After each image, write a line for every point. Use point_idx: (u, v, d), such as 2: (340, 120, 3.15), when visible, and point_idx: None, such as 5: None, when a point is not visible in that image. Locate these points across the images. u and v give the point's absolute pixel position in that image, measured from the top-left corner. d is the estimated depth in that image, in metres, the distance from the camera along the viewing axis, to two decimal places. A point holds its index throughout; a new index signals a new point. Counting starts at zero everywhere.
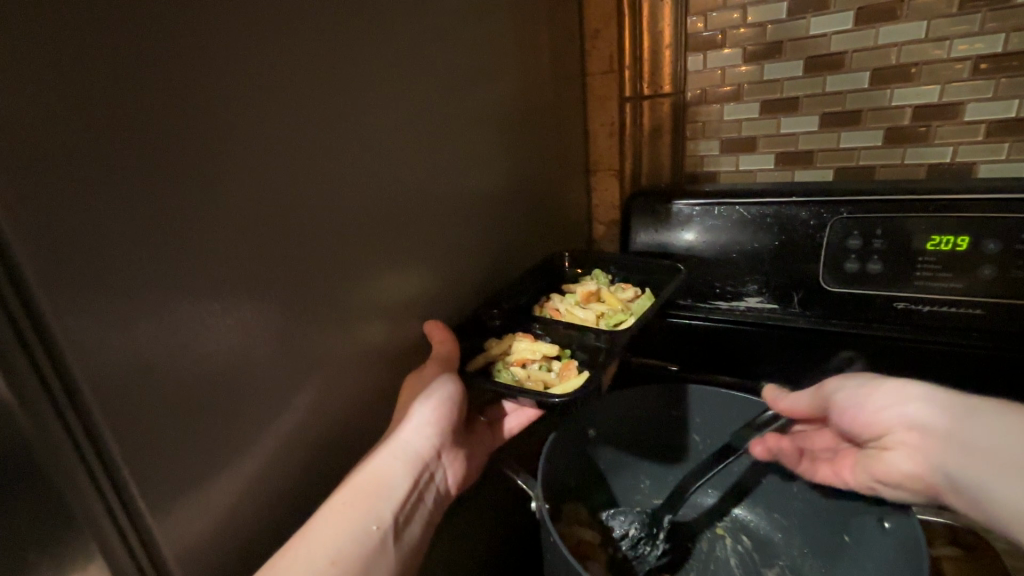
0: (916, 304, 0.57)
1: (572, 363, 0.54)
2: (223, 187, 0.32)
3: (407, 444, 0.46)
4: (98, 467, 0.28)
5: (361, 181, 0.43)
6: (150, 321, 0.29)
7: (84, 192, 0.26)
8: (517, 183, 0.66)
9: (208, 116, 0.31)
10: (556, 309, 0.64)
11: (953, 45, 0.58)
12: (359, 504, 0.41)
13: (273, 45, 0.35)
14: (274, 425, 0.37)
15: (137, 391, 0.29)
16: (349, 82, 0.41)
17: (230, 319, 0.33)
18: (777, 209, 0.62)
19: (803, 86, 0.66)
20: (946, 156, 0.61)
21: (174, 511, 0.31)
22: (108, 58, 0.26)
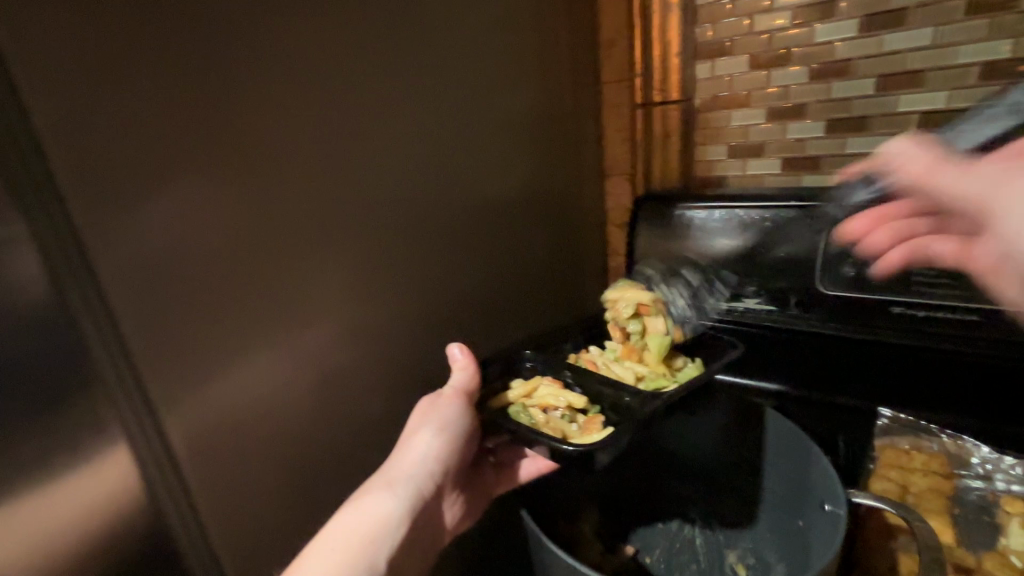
0: (914, 309, 0.57)
1: (596, 420, 0.53)
2: (240, 189, 0.41)
3: (407, 478, 0.49)
4: (137, 396, 0.37)
5: (366, 186, 0.50)
6: (178, 289, 0.38)
7: (132, 191, 0.36)
8: (524, 185, 0.70)
9: (229, 133, 0.40)
10: (591, 360, 0.61)
11: (960, 51, 0.58)
12: (346, 550, 0.43)
13: (287, 77, 0.43)
14: (284, 387, 0.45)
15: (167, 341, 0.38)
16: (355, 102, 0.48)
17: (232, 286, 0.41)
18: (777, 213, 0.64)
19: (809, 92, 0.67)
20: None
21: (178, 425, 0.39)
22: (151, 94, 0.36)
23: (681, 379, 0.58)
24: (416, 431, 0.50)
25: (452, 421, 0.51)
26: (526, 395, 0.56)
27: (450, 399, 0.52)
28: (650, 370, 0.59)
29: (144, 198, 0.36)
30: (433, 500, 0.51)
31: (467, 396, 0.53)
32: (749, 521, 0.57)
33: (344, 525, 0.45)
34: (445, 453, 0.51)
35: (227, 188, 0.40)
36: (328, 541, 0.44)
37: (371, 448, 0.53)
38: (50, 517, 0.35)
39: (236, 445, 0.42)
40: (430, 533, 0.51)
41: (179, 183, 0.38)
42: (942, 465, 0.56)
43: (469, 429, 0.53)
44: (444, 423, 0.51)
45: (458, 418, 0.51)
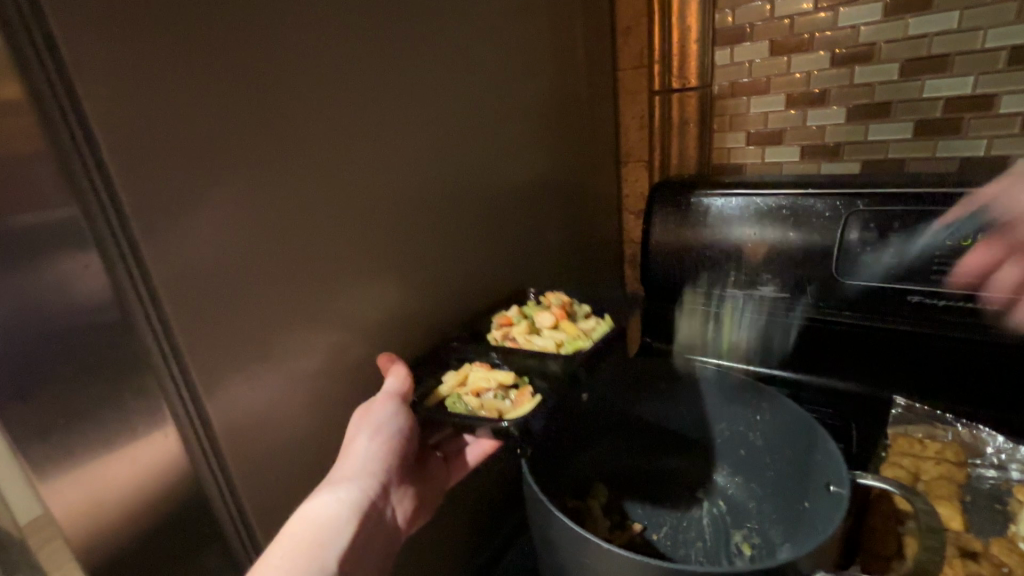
0: (932, 298, 0.57)
1: (529, 390, 0.51)
2: (272, 177, 0.41)
3: (349, 484, 0.46)
4: (180, 389, 0.37)
5: (388, 173, 0.51)
6: (219, 277, 0.38)
7: (176, 181, 0.35)
8: (539, 171, 0.71)
9: (264, 122, 0.40)
10: (513, 340, 0.58)
11: (988, 34, 0.56)
12: (296, 560, 0.39)
13: (316, 64, 0.44)
14: (311, 369, 0.46)
15: (208, 330, 0.38)
16: (379, 90, 0.49)
17: (267, 268, 0.42)
18: (794, 200, 0.64)
19: (831, 78, 0.66)
20: (981, 149, 0.60)
21: (220, 407, 0.39)
22: (190, 81, 0.36)
23: (597, 338, 0.57)
24: (352, 437, 0.47)
25: (389, 423, 0.48)
26: (453, 384, 0.53)
27: (382, 399, 0.48)
28: (568, 334, 0.58)
29: (189, 189, 0.36)
30: (381, 506, 0.47)
31: (402, 396, 0.49)
32: (758, 503, 0.53)
33: (291, 534, 0.41)
34: (389, 454, 0.48)
35: (262, 176, 0.41)
36: (273, 553, 0.40)
37: None
38: (98, 508, 0.35)
39: (269, 425, 0.43)
40: (383, 537, 0.47)
41: (220, 172, 0.38)
42: (955, 455, 0.55)
43: (410, 429, 0.49)
44: (379, 425, 0.47)
45: (395, 420, 0.48)
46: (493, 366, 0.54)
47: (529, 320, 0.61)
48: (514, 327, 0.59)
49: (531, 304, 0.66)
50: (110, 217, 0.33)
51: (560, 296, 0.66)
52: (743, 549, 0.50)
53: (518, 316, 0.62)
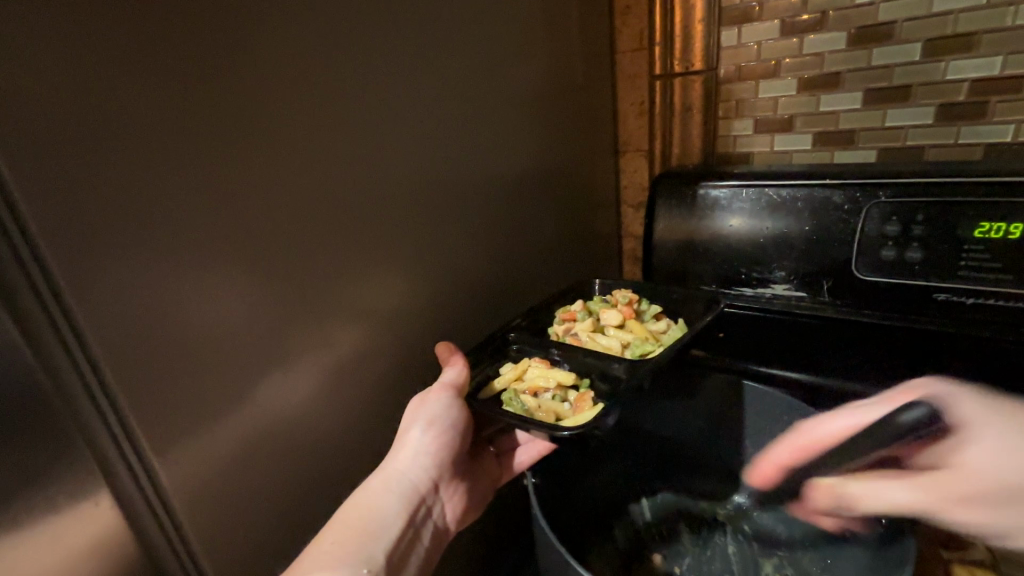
0: (958, 296, 0.53)
1: (589, 394, 0.50)
2: (234, 178, 0.35)
3: (402, 475, 0.46)
4: (125, 434, 0.31)
5: (372, 169, 0.45)
6: (170, 299, 0.32)
7: (114, 187, 0.29)
8: (537, 163, 0.66)
9: (227, 114, 0.34)
10: (575, 336, 0.58)
11: (1021, 10, 0.53)
12: (345, 546, 0.40)
13: (292, 45, 0.38)
14: (287, 396, 0.40)
15: (158, 363, 0.32)
16: (360, 74, 0.43)
17: (232, 282, 0.36)
18: (809, 192, 0.59)
19: (846, 60, 0.63)
20: (1007, 135, 0.57)
21: (176, 453, 0.34)
22: (130, 64, 0.30)
23: (665, 343, 0.56)
24: (407, 430, 0.47)
25: (444, 417, 0.48)
26: (513, 379, 0.53)
27: (436, 391, 0.48)
28: (634, 337, 0.57)
29: (132, 195, 0.30)
30: (431, 498, 0.48)
31: (456, 389, 0.49)
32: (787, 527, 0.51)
33: (344, 521, 0.42)
34: (441, 448, 0.48)
35: (223, 177, 0.35)
36: (325, 537, 0.40)
37: (379, 447, 0.50)
38: None
39: (239, 462, 0.38)
40: (430, 532, 0.48)
41: (172, 176, 0.32)
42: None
43: (463, 424, 0.49)
44: (433, 418, 0.47)
45: (448, 413, 0.48)
46: (553, 365, 0.55)
47: (594, 317, 0.61)
48: (578, 322, 0.60)
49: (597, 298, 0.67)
50: (25, 232, 0.27)
51: (626, 291, 0.66)
52: None
53: (582, 312, 0.62)
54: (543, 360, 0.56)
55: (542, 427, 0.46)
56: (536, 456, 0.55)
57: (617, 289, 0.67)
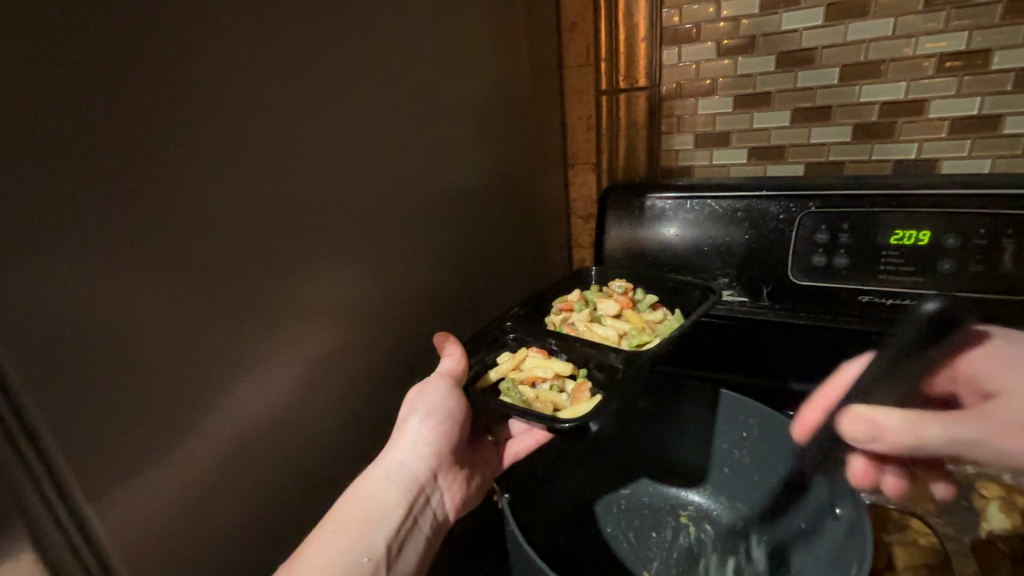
0: (879, 298, 0.58)
1: (586, 385, 0.51)
2: (177, 192, 0.32)
3: (402, 464, 0.46)
4: (52, 485, 0.28)
5: (325, 178, 0.43)
6: (106, 328, 0.29)
7: (39, 204, 0.26)
8: (489, 173, 0.67)
9: (168, 120, 0.32)
10: (572, 325, 0.60)
11: (919, 42, 0.60)
12: (344, 535, 0.40)
13: (238, 47, 0.36)
14: (240, 424, 0.38)
15: (90, 400, 0.29)
16: (312, 80, 0.41)
17: (173, 300, 0.33)
18: (748, 203, 0.63)
19: (776, 81, 0.68)
20: (911, 152, 0.64)
21: (112, 491, 0.30)
22: (58, 62, 0.26)
23: (660, 333, 0.58)
24: (406, 418, 0.47)
25: (442, 406, 0.48)
26: (514, 370, 0.54)
27: (433, 380, 0.48)
28: (631, 326, 0.59)
29: (60, 212, 0.27)
30: (431, 486, 0.48)
31: (455, 377, 0.49)
32: (748, 525, 0.53)
33: (344, 510, 0.42)
34: (441, 437, 0.48)
35: (166, 191, 0.32)
36: (325, 526, 0.40)
37: (336, 470, 0.47)
38: None
39: (186, 496, 0.34)
40: (431, 521, 0.47)
41: (108, 190, 0.29)
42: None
43: (463, 414, 0.49)
44: (431, 408, 0.47)
45: (447, 403, 0.48)
46: (550, 356, 0.56)
47: (591, 308, 0.63)
48: (575, 313, 0.62)
49: (595, 290, 0.69)
50: None
51: (622, 282, 0.69)
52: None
53: (579, 302, 0.64)
54: (541, 349, 0.57)
55: (539, 420, 0.46)
56: (534, 445, 0.54)
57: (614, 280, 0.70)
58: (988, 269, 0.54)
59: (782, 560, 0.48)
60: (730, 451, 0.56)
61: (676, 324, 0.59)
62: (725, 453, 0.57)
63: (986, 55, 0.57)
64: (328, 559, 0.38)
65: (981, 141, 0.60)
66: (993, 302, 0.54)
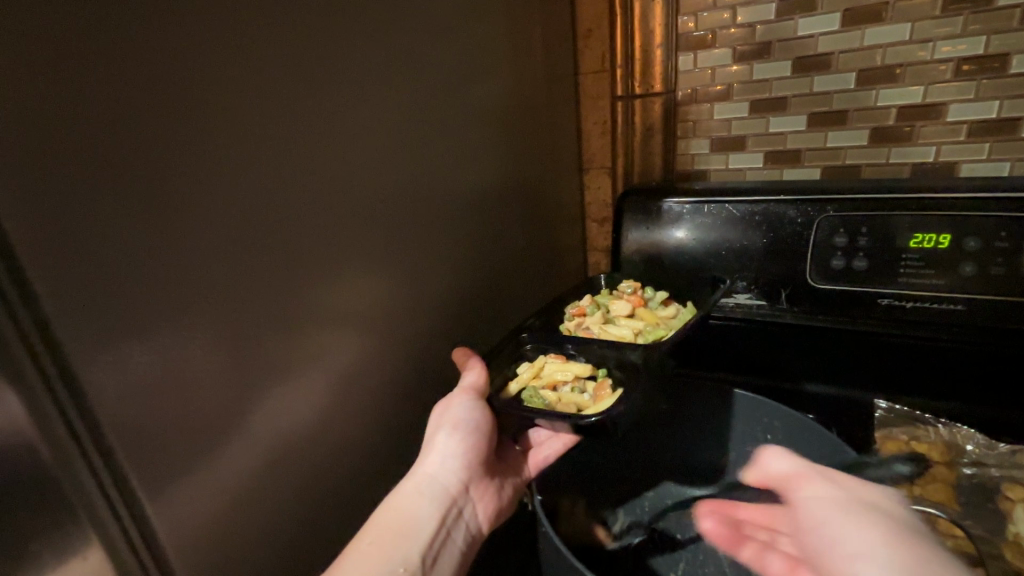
0: (900, 300, 0.58)
1: (607, 383, 0.52)
2: (222, 195, 0.33)
3: (433, 477, 0.47)
4: (108, 482, 0.29)
5: (355, 185, 0.44)
6: (157, 327, 0.30)
7: (99, 209, 0.27)
8: (507, 179, 0.67)
9: (213, 129, 0.33)
10: (587, 330, 0.61)
11: (936, 47, 0.60)
12: (381, 547, 0.41)
13: (276, 59, 0.37)
14: (280, 426, 0.38)
15: (141, 398, 0.29)
16: (343, 88, 0.42)
17: (219, 305, 0.34)
18: (766, 207, 0.63)
19: (792, 86, 0.68)
20: (929, 156, 0.64)
21: (164, 492, 0.31)
22: (117, 77, 0.28)
23: (674, 330, 0.59)
24: (433, 431, 0.48)
25: (469, 418, 0.48)
26: (531, 374, 0.55)
27: (457, 394, 0.48)
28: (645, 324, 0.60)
29: (117, 215, 0.28)
30: (463, 499, 0.48)
31: (479, 389, 0.49)
32: None
33: (380, 523, 0.43)
34: (470, 449, 0.49)
35: (212, 196, 0.33)
36: (363, 538, 0.41)
37: (367, 472, 0.48)
38: None
39: (232, 497, 0.35)
40: (465, 531, 0.48)
41: (158, 195, 0.30)
42: (943, 455, 0.52)
43: (489, 425, 0.49)
44: (457, 421, 0.47)
45: (472, 415, 0.48)
46: (567, 359, 0.56)
47: (604, 310, 0.64)
48: (588, 317, 0.62)
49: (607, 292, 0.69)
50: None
51: (630, 283, 0.70)
52: None
53: (590, 306, 0.64)
54: (558, 354, 0.57)
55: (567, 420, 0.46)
56: (561, 449, 0.54)
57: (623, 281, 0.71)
58: (1009, 272, 0.54)
59: None
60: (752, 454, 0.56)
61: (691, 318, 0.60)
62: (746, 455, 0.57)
63: (1004, 59, 0.58)
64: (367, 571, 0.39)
65: (1000, 143, 0.60)
66: (1013, 304, 0.54)
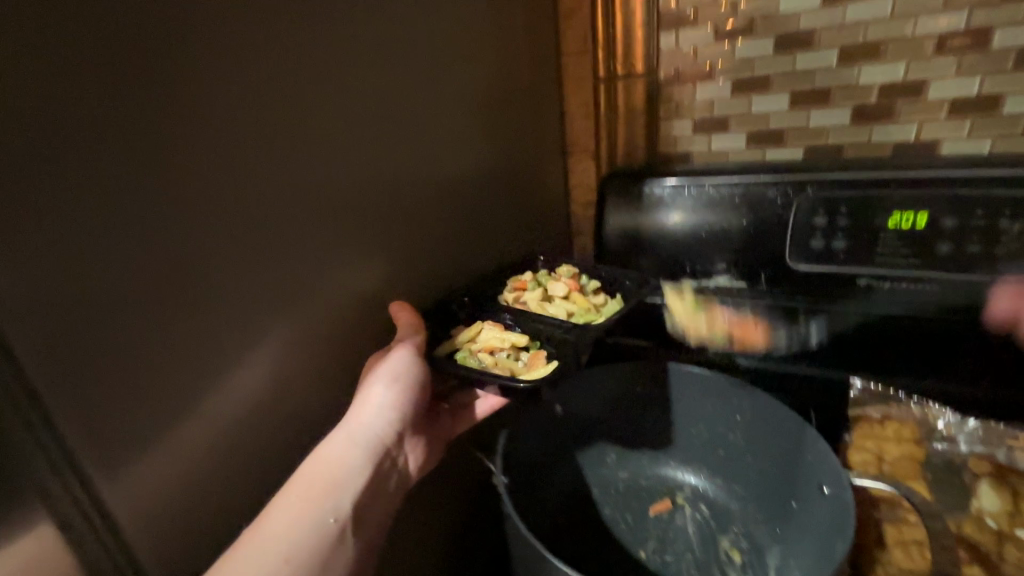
0: (878, 281, 0.58)
1: (540, 354, 0.55)
2: (172, 188, 0.34)
3: (366, 430, 0.48)
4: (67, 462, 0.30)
5: (325, 172, 0.45)
6: (106, 319, 0.31)
7: (39, 208, 0.28)
8: (490, 162, 0.67)
9: (166, 120, 0.33)
10: (523, 304, 0.63)
11: (921, 22, 0.59)
12: (310, 498, 0.42)
13: (239, 52, 0.37)
14: (244, 410, 0.39)
15: (90, 385, 0.30)
16: (308, 76, 0.42)
17: (176, 292, 0.35)
18: (746, 188, 0.63)
19: (774, 64, 0.67)
20: (911, 134, 0.63)
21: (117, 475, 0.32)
22: (56, 69, 0.28)
23: (608, 311, 0.61)
24: (370, 383, 0.48)
25: (407, 372, 0.49)
26: (471, 341, 0.57)
27: (397, 346, 0.49)
28: (578, 308, 0.61)
29: (56, 213, 0.29)
30: (396, 449, 0.50)
31: (416, 343, 0.50)
32: (741, 505, 0.52)
33: (308, 474, 0.43)
34: (405, 400, 0.50)
35: (159, 190, 0.33)
36: (293, 488, 0.42)
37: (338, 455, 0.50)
38: None
39: (193, 482, 0.36)
40: (395, 479, 0.50)
41: (104, 189, 0.31)
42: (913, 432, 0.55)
43: (422, 378, 0.51)
44: (394, 373, 0.48)
45: (409, 367, 0.49)
46: (506, 329, 0.59)
47: (542, 288, 0.66)
48: (527, 292, 0.64)
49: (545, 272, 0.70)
50: None
51: (568, 267, 0.70)
52: (731, 555, 0.48)
53: (531, 282, 0.66)
54: (497, 323, 0.60)
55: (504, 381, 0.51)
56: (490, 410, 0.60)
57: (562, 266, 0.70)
58: (985, 251, 0.54)
59: (772, 538, 0.48)
60: (728, 435, 0.55)
61: (620, 311, 0.61)
62: (722, 435, 0.56)
63: (988, 34, 0.57)
64: (293, 520, 0.41)
65: (982, 120, 0.60)
66: (987, 283, 0.54)
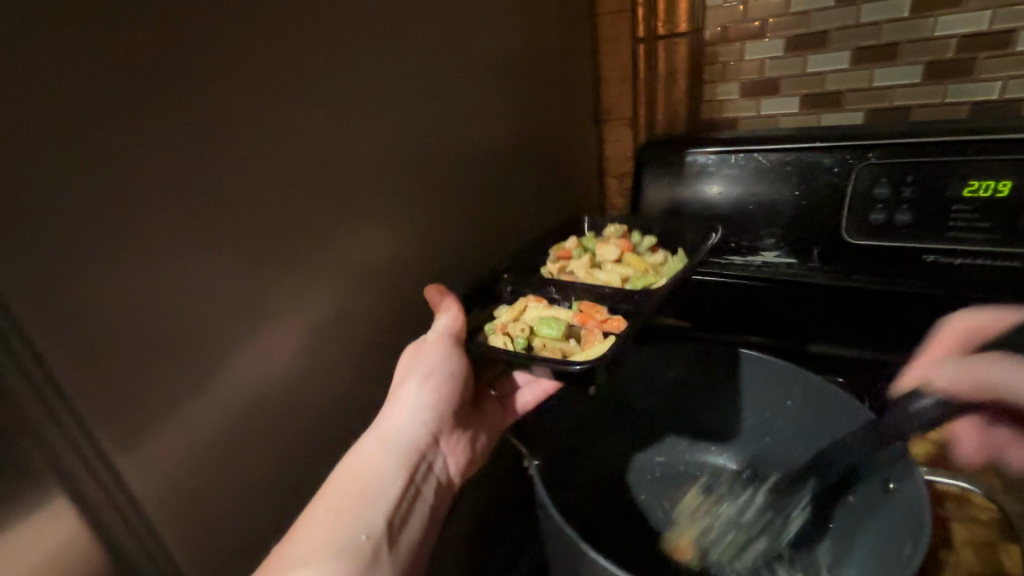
0: (947, 257, 0.53)
1: (595, 331, 0.51)
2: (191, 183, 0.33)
3: (399, 431, 0.47)
4: (87, 442, 0.29)
5: (349, 138, 0.43)
6: (145, 319, 0.31)
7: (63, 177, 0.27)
8: (520, 133, 0.65)
9: (180, 80, 0.31)
10: (571, 273, 0.61)
11: None
12: (342, 509, 0.41)
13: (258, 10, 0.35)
14: (256, 387, 0.38)
15: (108, 348, 0.29)
16: (330, 49, 0.41)
17: (195, 267, 0.33)
18: (799, 155, 0.58)
19: (834, 18, 0.61)
20: (993, 92, 0.57)
21: (137, 444, 0.31)
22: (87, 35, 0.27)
23: (665, 273, 0.59)
24: (403, 379, 0.48)
25: (440, 365, 0.48)
26: (509, 323, 0.54)
27: (432, 340, 0.48)
28: (634, 271, 0.59)
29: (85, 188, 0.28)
30: (431, 452, 0.49)
31: (454, 334, 0.49)
32: None
33: (337, 487, 0.42)
34: (439, 399, 0.49)
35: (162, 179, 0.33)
36: (321, 502, 0.41)
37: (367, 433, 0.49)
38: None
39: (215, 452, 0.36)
40: (433, 485, 0.48)
41: (146, 188, 0.30)
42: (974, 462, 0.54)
43: (461, 372, 0.50)
44: (430, 368, 0.48)
45: (445, 362, 0.48)
46: (551, 305, 0.56)
47: (591, 255, 0.63)
48: (574, 261, 0.61)
49: (590, 238, 0.66)
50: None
51: (618, 224, 0.67)
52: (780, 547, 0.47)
53: (577, 249, 0.64)
54: (540, 297, 0.58)
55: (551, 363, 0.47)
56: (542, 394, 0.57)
57: (608, 225, 0.68)
58: None
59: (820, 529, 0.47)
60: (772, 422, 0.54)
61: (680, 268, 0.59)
62: (767, 421, 0.54)
63: None
64: (325, 532, 0.39)
65: None
66: None
